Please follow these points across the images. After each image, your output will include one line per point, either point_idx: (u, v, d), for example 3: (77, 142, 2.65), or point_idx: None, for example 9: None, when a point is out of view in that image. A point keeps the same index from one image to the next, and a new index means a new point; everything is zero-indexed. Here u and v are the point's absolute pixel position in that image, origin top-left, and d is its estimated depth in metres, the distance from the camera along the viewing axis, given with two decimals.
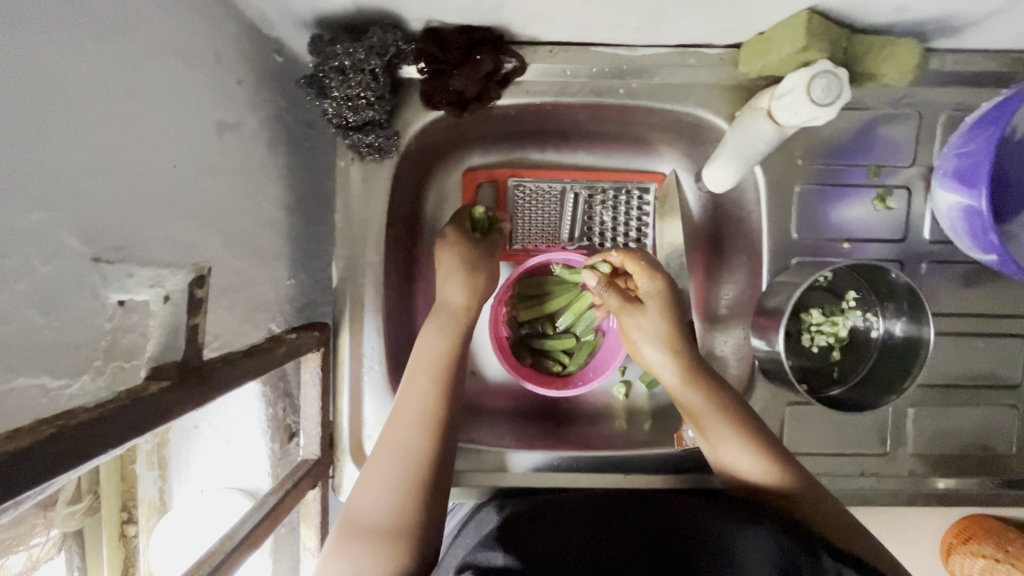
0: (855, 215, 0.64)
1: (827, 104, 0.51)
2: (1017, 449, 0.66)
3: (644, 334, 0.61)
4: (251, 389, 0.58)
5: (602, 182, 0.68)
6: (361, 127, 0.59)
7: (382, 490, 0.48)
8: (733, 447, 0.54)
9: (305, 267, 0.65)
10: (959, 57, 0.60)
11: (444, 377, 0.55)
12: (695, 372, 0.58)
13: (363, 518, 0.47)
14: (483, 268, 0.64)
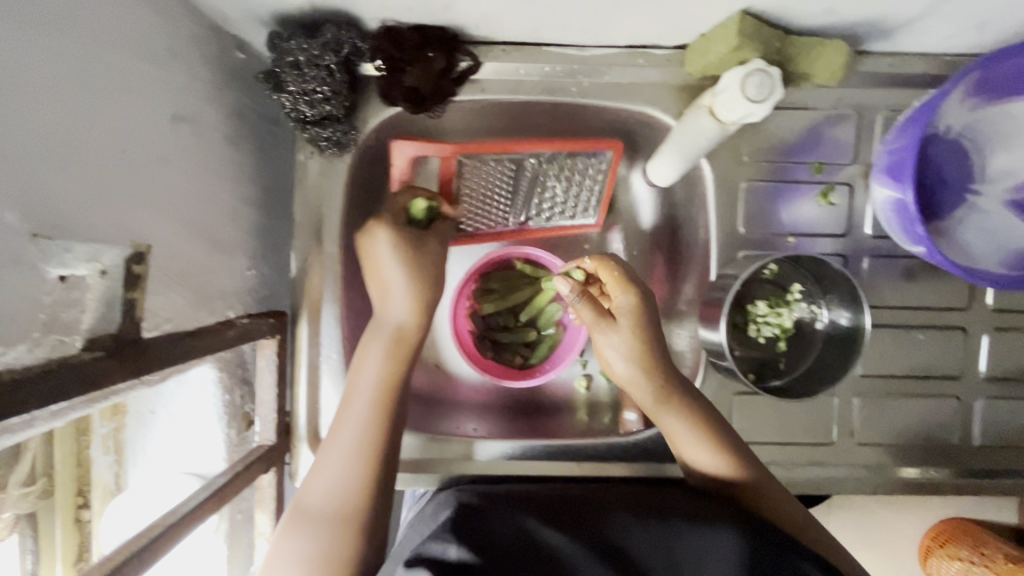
0: (800, 211, 0.66)
1: (761, 101, 0.53)
2: (960, 438, 0.69)
3: (614, 356, 0.56)
4: (207, 374, 0.59)
5: (552, 152, 0.64)
6: (319, 122, 0.61)
7: (338, 475, 0.48)
8: (696, 455, 0.53)
9: (266, 260, 0.67)
10: (892, 60, 0.63)
11: (404, 356, 0.56)
12: (660, 384, 0.55)
13: (318, 516, 0.47)
14: (430, 258, 0.63)
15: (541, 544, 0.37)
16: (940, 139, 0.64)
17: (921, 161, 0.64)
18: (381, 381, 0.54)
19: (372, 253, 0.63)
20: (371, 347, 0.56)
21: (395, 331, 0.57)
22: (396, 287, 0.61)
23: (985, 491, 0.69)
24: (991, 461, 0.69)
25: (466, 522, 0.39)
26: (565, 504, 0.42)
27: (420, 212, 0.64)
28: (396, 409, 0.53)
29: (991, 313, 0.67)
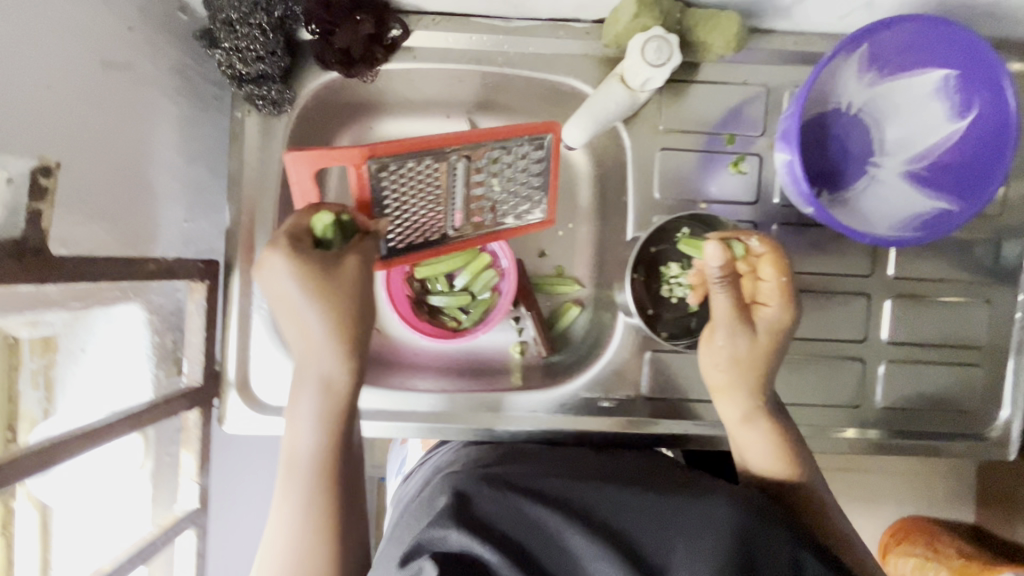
0: (713, 179, 0.71)
1: (660, 65, 0.58)
2: (862, 399, 0.73)
3: (739, 345, 0.62)
4: (136, 314, 0.62)
5: (481, 144, 0.61)
6: (254, 80, 0.64)
7: (312, 437, 0.55)
8: (759, 446, 0.62)
9: (206, 213, 0.70)
10: (797, 39, 0.68)
11: (341, 401, 0.55)
12: (756, 384, 0.62)
13: (300, 469, 0.54)
14: (344, 284, 0.54)
15: (540, 523, 0.45)
16: (841, 115, 0.68)
17: (823, 135, 0.68)
18: (319, 412, 0.54)
19: (276, 289, 0.54)
20: (304, 393, 0.54)
21: (323, 380, 0.54)
22: (312, 335, 0.54)
23: (886, 451, 0.73)
24: (890, 420, 0.73)
25: (466, 510, 0.46)
26: (562, 484, 0.49)
27: (325, 231, 0.55)
28: (343, 434, 0.55)
29: (891, 281, 0.72)
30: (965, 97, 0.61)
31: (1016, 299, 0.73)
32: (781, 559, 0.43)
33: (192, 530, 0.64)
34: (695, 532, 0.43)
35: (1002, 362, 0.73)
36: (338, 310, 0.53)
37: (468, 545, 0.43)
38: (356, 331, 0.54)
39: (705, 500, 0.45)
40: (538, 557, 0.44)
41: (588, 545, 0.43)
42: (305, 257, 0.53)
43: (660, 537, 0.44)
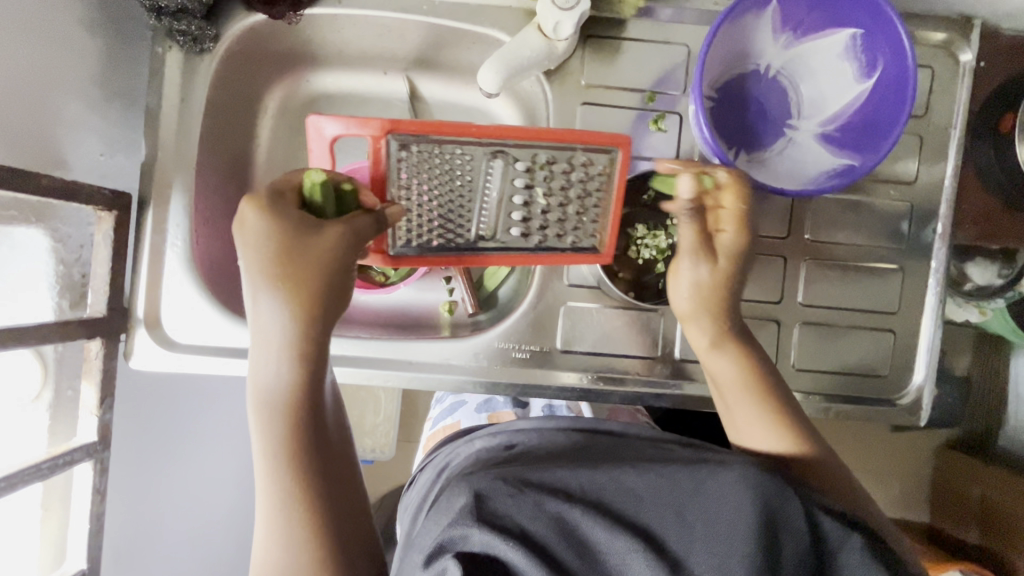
0: (635, 136, 0.72)
1: (568, 8, 0.61)
2: (777, 360, 0.74)
3: (700, 274, 0.64)
4: (37, 239, 0.61)
5: (533, 145, 0.60)
6: (174, 14, 0.64)
7: (274, 369, 0.55)
8: (728, 378, 0.64)
9: (125, 150, 0.70)
10: (716, 0, 0.71)
11: (299, 342, 0.54)
12: (722, 317, 0.64)
13: (268, 404, 0.55)
14: (313, 246, 0.54)
15: (566, 520, 0.47)
16: (760, 76, 0.69)
17: (741, 97, 0.69)
18: (279, 358, 0.55)
19: (253, 247, 0.54)
20: (259, 341, 0.55)
21: (273, 332, 0.54)
22: (259, 300, 0.54)
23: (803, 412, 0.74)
24: (803, 383, 0.74)
25: (483, 506, 0.47)
26: (578, 474, 0.50)
27: (312, 189, 0.56)
28: (304, 376, 0.55)
29: (807, 244, 0.73)
30: (870, 57, 0.63)
31: (928, 268, 0.74)
32: (804, 533, 0.47)
33: (90, 464, 0.62)
34: (715, 516, 0.46)
35: (915, 329, 0.74)
36: (286, 261, 0.54)
37: (492, 544, 0.45)
38: (313, 279, 0.54)
39: (722, 478, 0.48)
40: (564, 551, 0.46)
41: (611, 538, 0.46)
42: (279, 216, 0.54)
43: (680, 523, 0.47)
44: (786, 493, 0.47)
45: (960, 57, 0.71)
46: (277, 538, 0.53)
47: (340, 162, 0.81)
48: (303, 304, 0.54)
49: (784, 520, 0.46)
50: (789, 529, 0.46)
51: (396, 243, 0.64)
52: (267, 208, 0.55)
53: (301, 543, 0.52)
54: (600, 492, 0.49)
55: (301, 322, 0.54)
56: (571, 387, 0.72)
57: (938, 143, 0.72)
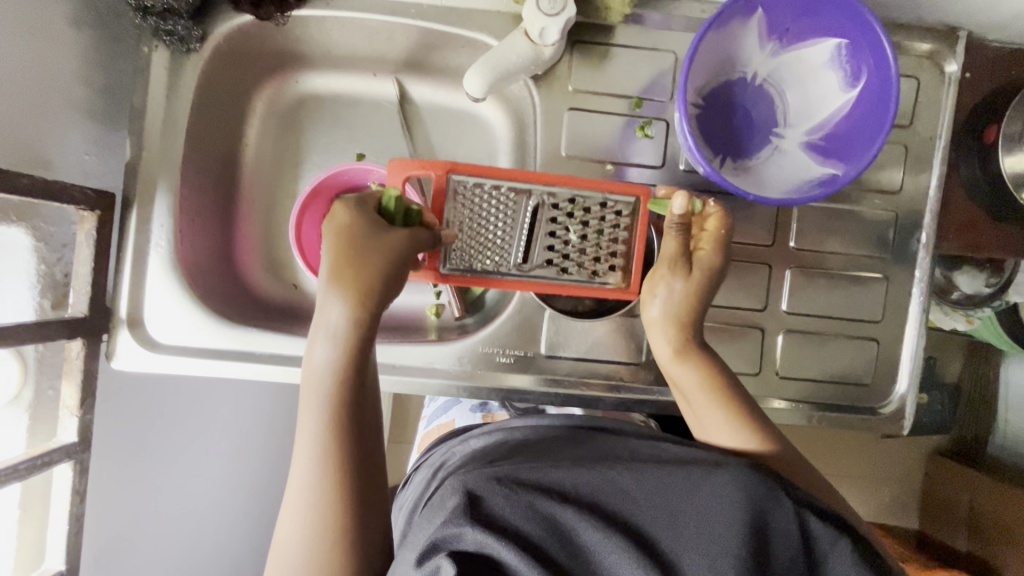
0: (622, 142, 0.72)
1: (555, 14, 0.60)
2: (761, 368, 0.74)
3: (676, 285, 0.64)
4: (20, 240, 0.60)
5: (564, 189, 0.63)
6: (160, 14, 0.65)
7: (329, 354, 0.57)
8: (694, 385, 0.64)
9: (110, 149, 0.71)
10: (703, 7, 0.71)
11: (355, 329, 0.57)
12: (694, 328, 0.65)
13: (315, 387, 0.57)
14: (370, 258, 0.57)
15: (558, 522, 0.46)
16: (747, 85, 0.69)
17: (727, 105, 0.69)
18: (336, 340, 0.57)
19: (335, 237, 0.58)
20: (322, 323, 0.58)
21: (335, 317, 0.57)
22: (327, 299, 0.57)
23: (790, 419, 0.74)
24: (786, 391, 0.74)
25: (478, 505, 0.47)
26: (574, 476, 0.50)
27: (389, 202, 0.60)
28: (355, 361, 0.57)
29: (793, 252, 0.73)
30: (855, 66, 0.63)
31: (913, 277, 0.74)
32: (795, 537, 0.47)
33: (69, 465, 0.62)
34: (711, 517, 0.46)
35: (899, 337, 0.75)
36: (355, 253, 0.57)
37: (486, 541, 0.45)
38: (375, 276, 0.57)
39: (713, 480, 0.49)
40: (558, 551, 0.45)
41: (606, 541, 0.46)
42: (358, 214, 0.59)
43: (672, 523, 0.47)
44: (777, 496, 0.48)
45: (945, 67, 0.71)
46: (312, 518, 0.53)
47: (328, 164, 0.81)
48: (363, 295, 0.57)
49: (774, 518, 0.47)
50: (781, 528, 0.47)
51: (445, 264, 0.64)
52: (353, 206, 0.60)
53: (330, 528, 0.53)
54: (592, 493, 0.49)
55: (362, 326, 0.57)
56: (555, 391, 0.72)
57: (924, 152, 0.73)
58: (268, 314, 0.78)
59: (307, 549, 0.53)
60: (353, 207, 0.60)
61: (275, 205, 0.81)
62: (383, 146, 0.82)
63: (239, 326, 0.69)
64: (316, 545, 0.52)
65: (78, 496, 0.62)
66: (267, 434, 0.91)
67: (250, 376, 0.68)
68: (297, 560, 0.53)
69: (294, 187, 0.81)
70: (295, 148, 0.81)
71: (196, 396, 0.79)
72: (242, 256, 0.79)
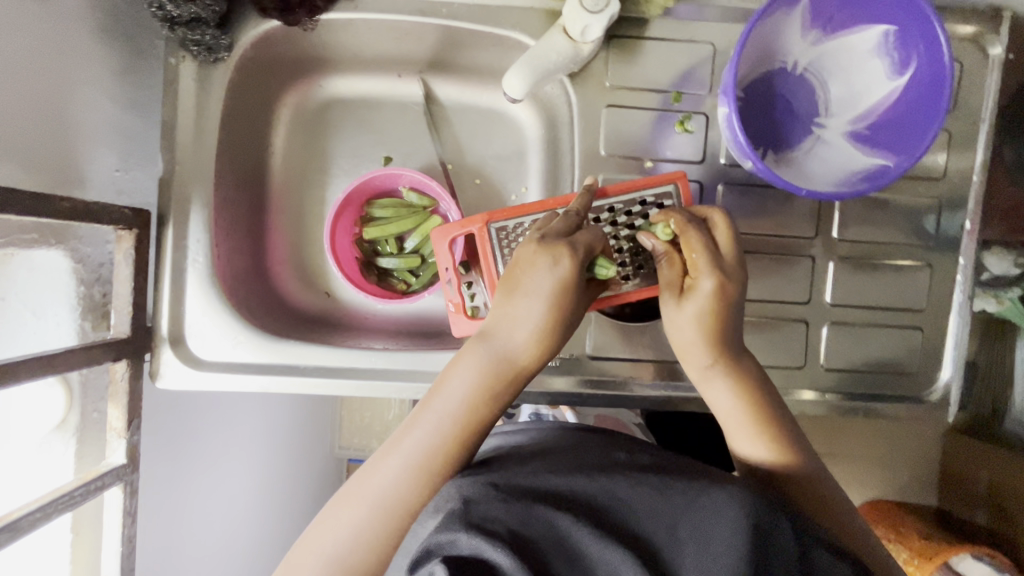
0: (660, 138, 0.71)
1: (598, 12, 0.60)
2: (806, 361, 0.73)
3: (672, 311, 0.59)
4: (59, 262, 0.60)
5: (605, 200, 0.64)
6: (188, 24, 0.63)
7: (475, 376, 0.55)
8: (726, 410, 0.59)
9: (140, 163, 0.69)
10: None
11: (503, 374, 0.55)
12: (714, 350, 0.58)
13: (461, 403, 0.54)
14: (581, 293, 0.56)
15: (556, 527, 0.44)
16: (788, 74, 0.68)
17: (769, 95, 0.68)
18: (500, 356, 0.55)
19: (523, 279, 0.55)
20: (475, 353, 0.56)
21: (509, 352, 0.55)
22: (525, 309, 0.55)
23: (836, 411, 0.74)
24: (831, 383, 0.74)
25: (473, 512, 0.44)
26: (573, 485, 0.48)
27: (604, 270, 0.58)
28: (503, 396, 0.55)
29: (835, 243, 0.73)
30: (904, 54, 0.62)
31: (956, 264, 0.73)
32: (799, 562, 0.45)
33: (119, 488, 0.61)
34: (715, 532, 0.44)
35: (943, 325, 0.74)
36: (564, 306, 0.55)
37: (479, 547, 0.41)
38: (567, 324, 0.56)
39: (719, 495, 0.46)
40: (554, 559, 0.42)
41: (605, 549, 0.43)
42: (577, 265, 0.54)
43: (676, 535, 0.44)
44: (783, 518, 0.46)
45: (989, 50, 0.71)
46: (380, 511, 0.51)
47: (356, 169, 0.80)
48: (548, 344, 0.56)
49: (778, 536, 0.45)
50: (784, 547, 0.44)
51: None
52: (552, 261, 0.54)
53: (396, 519, 0.51)
54: (588, 501, 0.47)
55: (541, 354, 0.56)
56: (601, 393, 0.71)
57: (964, 140, 0.72)
58: (304, 325, 0.77)
59: (362, 542, 0.50)
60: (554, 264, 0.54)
61: (304, 214, 0.79)
62: (411, 149, 0.80)
63: (280, 340, 0.68)
64: (375, 524, 0.50)
65: (130, 517, 0.62)
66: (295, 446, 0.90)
67: (294, 389, 0.68)
68: (336, 546, 0.50)
69: (322, 194, 0.79)
70: (322, 154, 0.79)
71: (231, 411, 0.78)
72: (276, 267, 0.78)
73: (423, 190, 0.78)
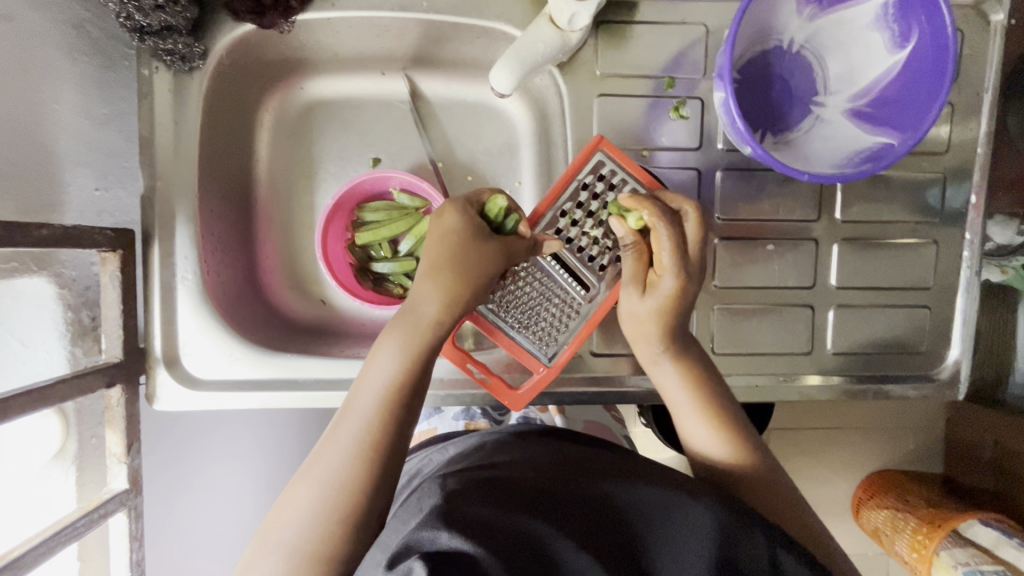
0: (654, 126, 0.69)
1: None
2: (813, 346, 0.72)
3: (635, 304, 0.62)
4: (44, 289, 0.59)
5: (554, 202, 0.62)
6: (158, 33, 0.60)
7: (393, 358, 0.55)
8: (674, 396, 0.62)
9: (120, 181, 0.66)
10: None
11: (423, 342, 0.56)
12: (671, 342, 0.61)
13: (385, 384, 0.55)
14: (487, 251, 0.57)
15: (533, 531, 0.46)
16: (784, 53, 0.65)
17: (766, 76, 0.66)
18: (415, 329, 0.56)
19: (436, 240, 0.57)
20: (395, 331, 0.56)
21: (422, 320, 0.56)
22: (430, 277, 0.56)
23: (845, 395, 0.73)
24: (839, 367, 0.73)
25: (454, 512, 0.46)
26: (552, 492, 0.51)
27: (500, 212, 0.59)
28: (422, 365, 0.56)
29: (839, 225, 0.71)
30: (905, 25, 0.60)
31: (962, 240, 0.72)
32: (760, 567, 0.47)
33: (124, 513, 0.60)
34: (682, 541, 0.46)
35: (951, 302, 0.73)
36: (461, 264, 0.56)
37: (461, 545, 0.43)
38: (483, 282, 0.57)
39: (687, 505, 0.49)
40: (527, 558, 0.44)
41: (581, 555, 0.44)
42: (467, 218, 0.57)
43: (645, 543, 0.47)
44: (749, 528, 0.48)
45: (992, 16, 0.69)
46: (327, 495, 0.50)
47: (344, 173, 0.77)
48: (459, 301, 0.56)
49: (740, 542, 0.47)
50: (745, 552, 0.47)
51: (546, 356, 0.65)
52: (462, 212, 0.58)
53: (338, 516, 0.49)
54: (564, 510, 0.49)
55: (453, 315, 0.57)
56: (606, 391, 0.70)
57: (967, 112, 0.70)
58: (301, 336, 0.76)
59: (312, 528, 0.49)
60: (464, 214, 0.57)
61: (293, 222, 0.77)
62: (399, 149, 0.78)
63: (279, 355, 0.67)
64: (316, 525, 0.49)
65: (137, 542, 0.61)
66: None
67: (295, 404, 0.66)
68: (289, 535, 0.49)
69: (311, 200, 0.77)
70: (308, 159, 0.77)
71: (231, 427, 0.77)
72: (268, 276, 0.76)
73: (415, 191, 0.76)
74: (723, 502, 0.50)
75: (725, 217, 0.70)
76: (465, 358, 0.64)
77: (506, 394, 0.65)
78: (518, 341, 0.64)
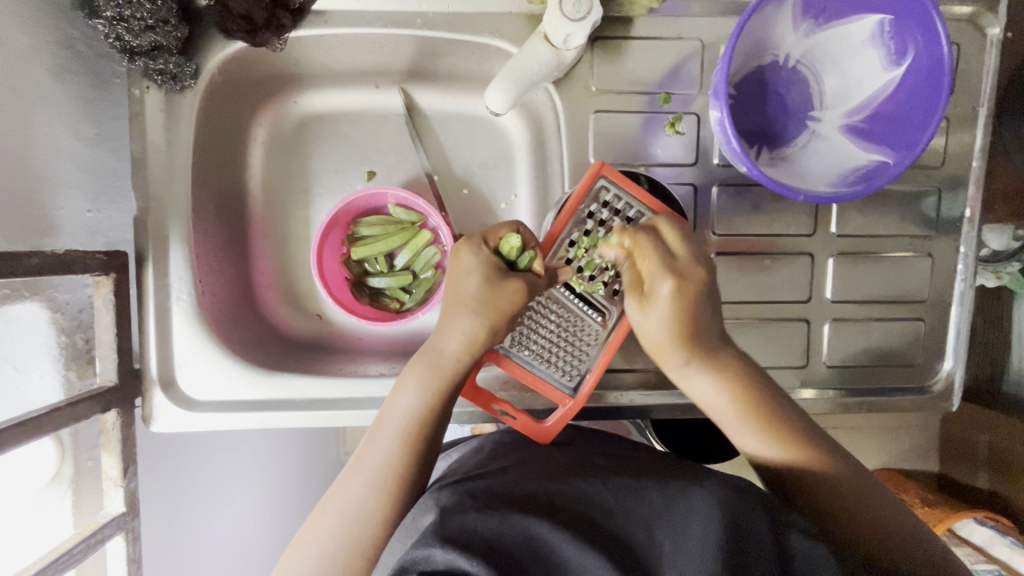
0: (651, 142, 0.69)
1: (579, 19, 0.59)
2: (808, 360, 0.72)
3: (642, 320, 0.60)
4: (37, 314, 0.58)
5: (563, 231, 0.62)
6: (148, 53, 0.60)
7: (416, 396, 0.57)
8: (713, 402, 0.61)
9: (113, 201, 0.67)
10: None
11: (443, 381, 0.58)
12: (690, 347, 0.59)
13: (407, 419, 0.57)
14: (511, 288, 0.56)
15: (534, 536, 0.45)
16: (780, 68, 0.65)
17: (762, 91, 0.66)
18: (437, 369, 0.58)
19: (456, 279, 0.58)
20: (418, 368, 0.58)
21: (444, 360, 0.58)
22: (457, 317, 0.57)
23: (843, 407, 0.73)
24: (834, 379, 0.73)
25: (449, 525, 0.46)
26: (550, 490, 0.50)
27: (512, 250, 0.57)
28: (441, 404, 0.58)
29: (834, 239, 0.71)
30: (900, 42, 0.60)
31: (957, 250, 0.72)
32: (770, 551, 0.46)
33: (121, 536, 0.60)
34: (682, 530, 0.45)
35: (945, 314, 0.73)
36: (487, 308, 0.57)
37: (456, 561, 0.43)
38: (503, 325, 0.58)
39: (687, 493, 0.48)
40: (524, 564, 0.44)
41: (581, 555, 0.44)
42: (494, 260, 0.57)
43: (650, 538, 0.46)
44: (750, 509, 0.47)
45: (988, 30, 0.69)
46: (349, 527, 0.53)
47: (340, 187, 0.76)
48: (479, 343, 0.58)
49: (743, 520, 0.46)
50: (751, 534, 0.46)
51: (569, 386, 0.64)
52: (481, 254, 0.58)
53: (357, 544, 0.52)
54: (563, 513, 0.47)
55: (474, 355, 0.58)
56: (603, 406, 0.70)
57: (962, 124, 0.70)
58: (298, 353, 0.75)
59: (334, 558, 0.52)
60: (483, 257, 0.58)
61: (289, 238, 0.77)
62: (395, 162, 0.77)
63: (277, 374, 0.67)
64: (332, 552, 0.52)
65: (135, 563, 0.61)
66: (302, 467, 0.88)
67: (292, 423, 0.66)
68: (313, 563, 0.52)
69: (306, 214, 0.76)
70: (301, 175, 0.76)
71: (230, 442, 0.77)
72: (267, 294, 0.76)
73: (411, 206, 0.75)
74: (728, 485, 0.49)
75: (721, 231, 0.70)
76: (488, 399, 0.64)
77: (532, 429, 0.63)
78: (536, 373, 0.64)
